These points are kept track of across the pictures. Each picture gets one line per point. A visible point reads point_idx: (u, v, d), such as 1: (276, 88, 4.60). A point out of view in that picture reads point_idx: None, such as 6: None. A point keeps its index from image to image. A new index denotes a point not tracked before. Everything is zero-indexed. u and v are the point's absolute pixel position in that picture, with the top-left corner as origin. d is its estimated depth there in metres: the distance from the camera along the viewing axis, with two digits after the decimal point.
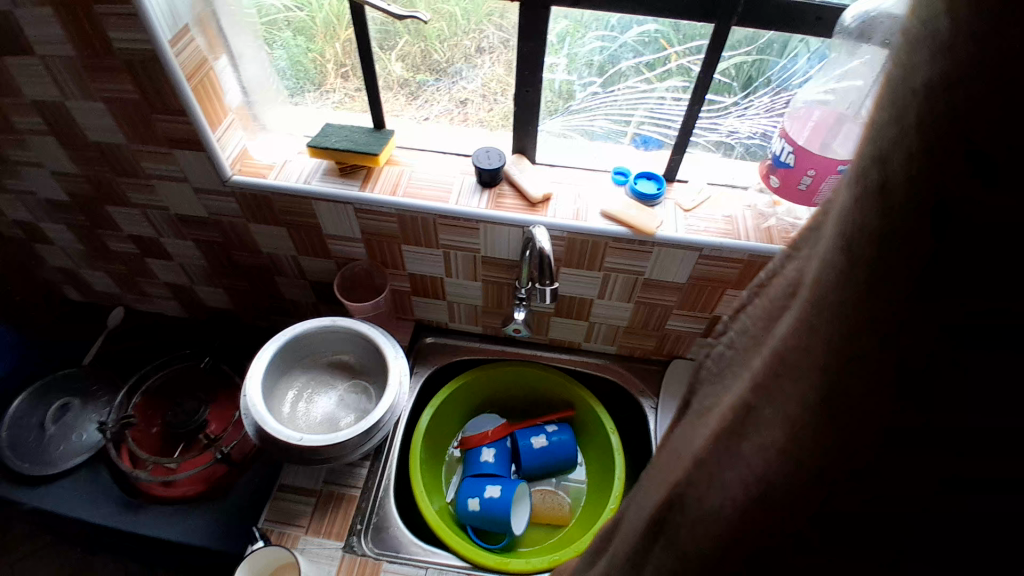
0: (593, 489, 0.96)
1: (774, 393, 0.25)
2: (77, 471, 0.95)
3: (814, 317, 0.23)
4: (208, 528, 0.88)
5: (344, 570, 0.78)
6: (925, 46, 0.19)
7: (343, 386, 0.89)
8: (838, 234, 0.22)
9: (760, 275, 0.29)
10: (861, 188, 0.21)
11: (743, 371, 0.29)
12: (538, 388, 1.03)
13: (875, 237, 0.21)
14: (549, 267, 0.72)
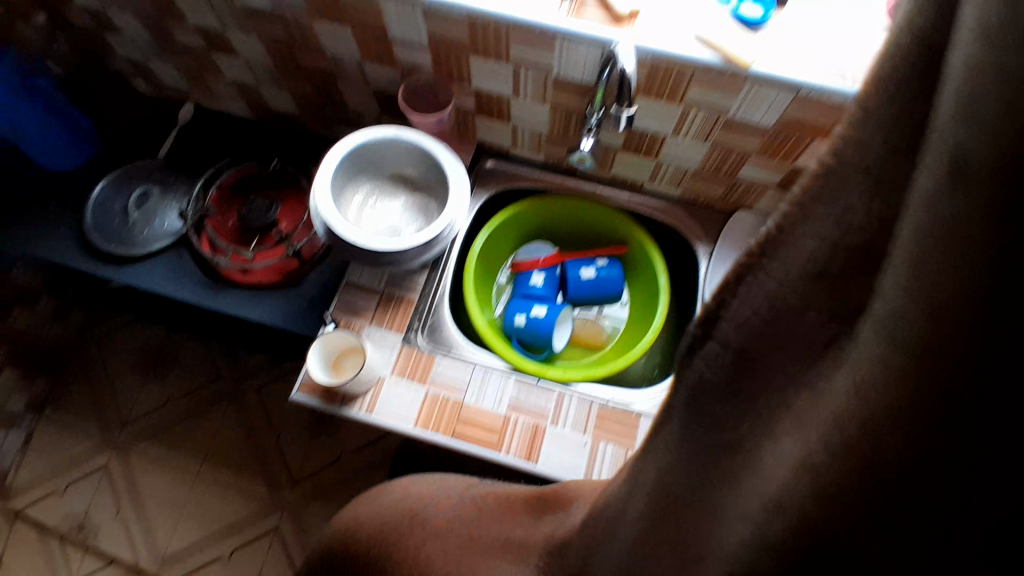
0: (633, 323, 1.01)
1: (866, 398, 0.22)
2: (166, 253, 1.04)
3: (912, 302, 0.21)
4: (283, 312, 1.00)
5: (403, 359, 0.87)
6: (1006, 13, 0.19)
7: (406, 198, 0.91)
8: (928, 209, 0.21)
9: (754, 245, 0.25)
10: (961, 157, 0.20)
11: (784, 365, 0.26)
12: (591, 222, 1.03)
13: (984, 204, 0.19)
14: (628, 90, 0.70)
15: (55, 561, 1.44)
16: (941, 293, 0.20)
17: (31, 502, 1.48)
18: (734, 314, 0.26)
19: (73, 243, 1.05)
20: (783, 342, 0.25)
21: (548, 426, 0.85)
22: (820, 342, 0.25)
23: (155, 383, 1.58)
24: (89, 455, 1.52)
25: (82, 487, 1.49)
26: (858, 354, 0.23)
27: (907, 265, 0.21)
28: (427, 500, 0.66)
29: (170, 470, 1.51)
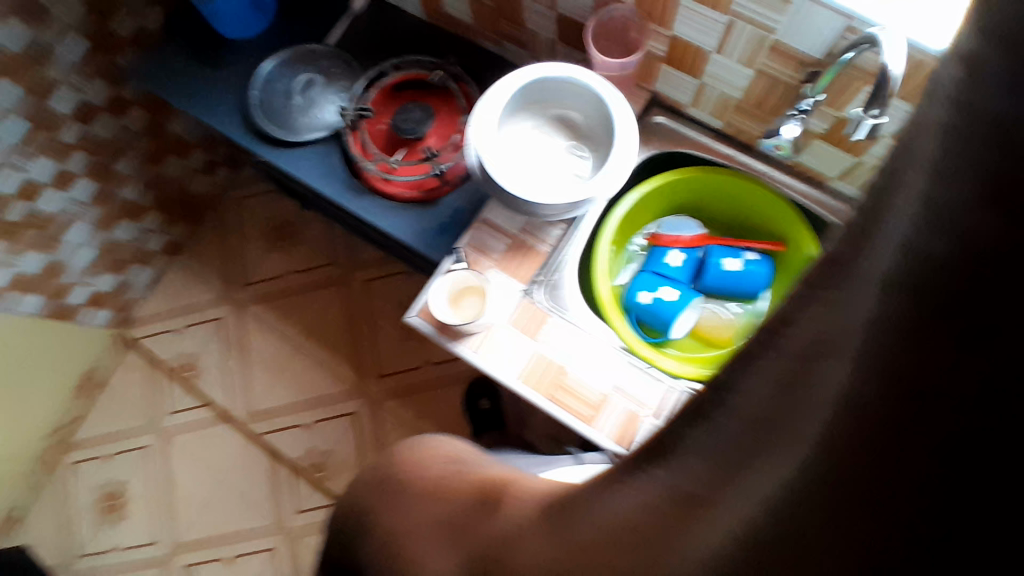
0: None
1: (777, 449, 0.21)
2: (318, 144, 1.06)
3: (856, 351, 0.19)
4: (412, 227, 0.99)
5: (519, 310, 0.85)
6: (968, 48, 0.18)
7: (565, 144, 0.86)
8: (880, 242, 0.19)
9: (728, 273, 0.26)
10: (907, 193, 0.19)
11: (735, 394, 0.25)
12: (750, 210, 0.94)
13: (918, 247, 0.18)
14: (885, 94, 0.58)
15: (168, 390, 1.63)
16: (896, 307, 0.19)
17: (155, 333, 1.66)
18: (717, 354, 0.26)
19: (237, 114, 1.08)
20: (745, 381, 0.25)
21: (647, 417, 0.81)
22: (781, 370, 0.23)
23: (276, 252, 1.67)
24: (208, 304, 1.66)
25: (198, 331, 1.64)
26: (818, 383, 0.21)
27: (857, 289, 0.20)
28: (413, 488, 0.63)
29: (275, 336, 1.63)
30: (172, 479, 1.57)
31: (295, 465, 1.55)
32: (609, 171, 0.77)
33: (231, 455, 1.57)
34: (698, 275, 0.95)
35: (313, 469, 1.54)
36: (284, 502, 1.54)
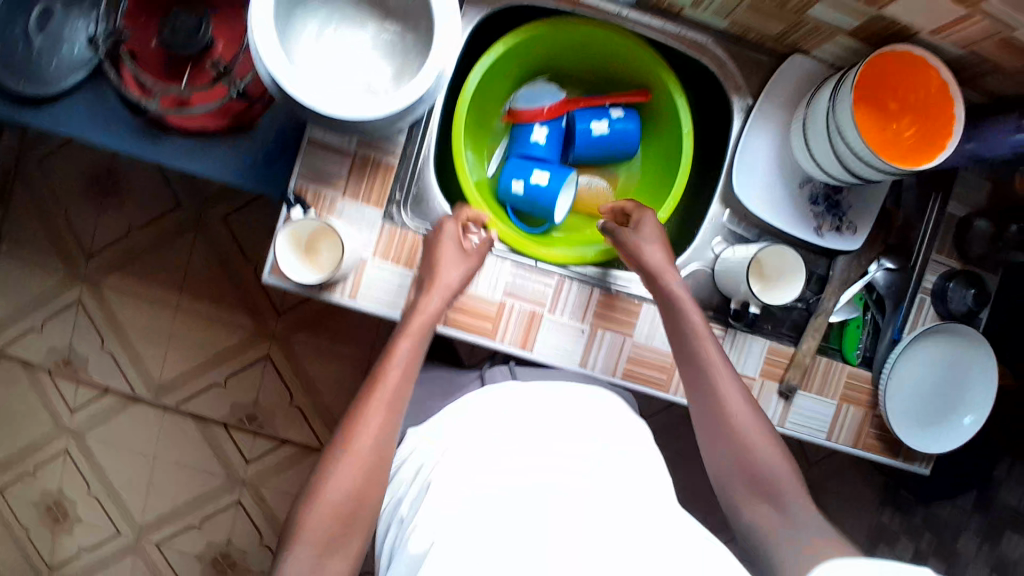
0: (646, 184, 0.91)
1: None
2: (83, 89, 0.85)
3: None
4: (238, 167, 0.84)
5: (385, 239, 0.77)
6: None
7: (376, 27, 0.70)
8: None
9: None
10: None
11: None
12: (611, 56, 0.85)
13: None
14: None
15: (54, 390, 1.47)
16: None
17: (11, 339, 1.45)
18: None
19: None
20: None
21: (545, 314, 0.80)
22: None
23: (111, 212, 1.44)
24: (57, 290, 1.45)
25: (59, 321, 1.45)
26: None
27: None
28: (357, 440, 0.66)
29: (148, 304, 1.46)
30: (102, 471, 1.49)
31: (226, 422, 1.48)
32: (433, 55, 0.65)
33: (154, 434, 1.48)
34: (568, 146, 0.89)
35: (245, 421, 1.48)
36: (229, 459, 1.49)
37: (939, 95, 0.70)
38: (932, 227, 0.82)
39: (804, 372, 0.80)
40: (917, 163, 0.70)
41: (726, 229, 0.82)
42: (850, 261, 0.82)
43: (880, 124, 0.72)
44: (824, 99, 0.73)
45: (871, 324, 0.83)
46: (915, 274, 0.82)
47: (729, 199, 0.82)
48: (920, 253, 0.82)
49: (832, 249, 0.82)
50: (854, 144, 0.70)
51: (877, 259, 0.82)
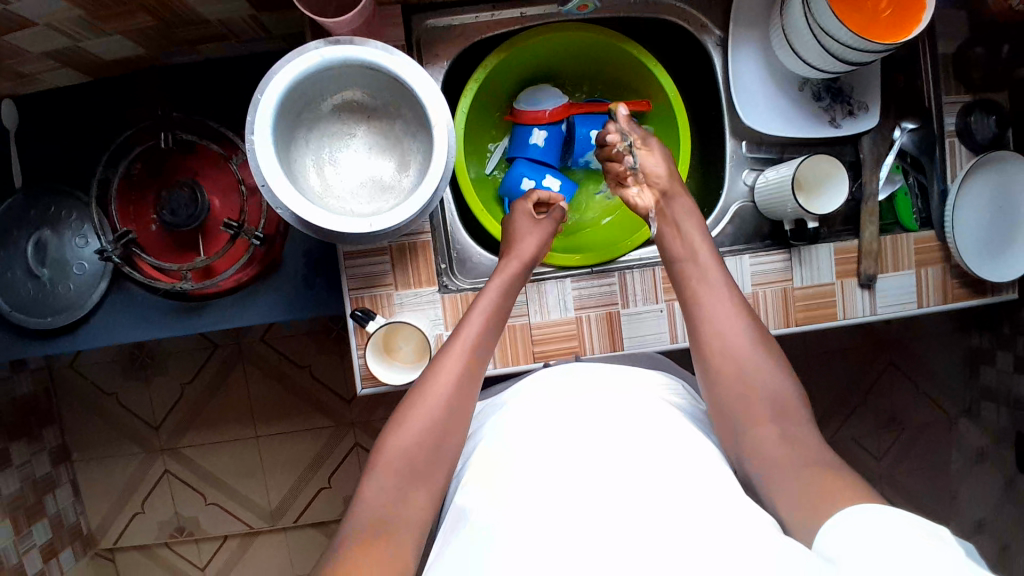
0: None
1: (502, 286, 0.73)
2: (110, 296, 0.88)
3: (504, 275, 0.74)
4: (280, 304, 0.87)
5: (451, 309, 0.79)
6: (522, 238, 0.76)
7: (364, 129, 0.71)
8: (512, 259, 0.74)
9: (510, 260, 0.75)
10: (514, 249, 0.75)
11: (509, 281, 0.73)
12: (580, 47, 0.84)
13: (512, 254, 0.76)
14: None
15: (179, 559, 1.51)
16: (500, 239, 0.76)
17: (121, 533, 1.49)
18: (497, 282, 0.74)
19: (15, 336, 0.88)
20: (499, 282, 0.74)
21: (621, 310, 0.82)
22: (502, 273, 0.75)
23: (158, 379, 1.47)
24: (142, 471, 1.48)
25: (157, 497, 1.48)
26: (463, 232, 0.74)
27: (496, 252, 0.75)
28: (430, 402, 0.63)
29: (228, 446, 1.48)
30: None
31: (344, 518, 1.51)
32: (437, 132, 0.64)
33: (285, 557, 1.51)
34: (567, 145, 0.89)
35: None
36: None
37: None
38: (931, 73, 0.83)
39: (876, 256, 0.81)
40: (904, 35, 0.71)
41: (749, 159, 0.83)
42: (874, 137, 0.82)
43: (857, 3, 0.73)
44: (796, 3, 0.72)
45: (918, 187, 0.85)
46: (935, 119, 0.83)
47: (740, 132, 0.82)
48: (932, 96, 0.83)
49: (852, 133, 0.82)
50: (841, 36, 0.70)
51: (899, 124, 0.83)
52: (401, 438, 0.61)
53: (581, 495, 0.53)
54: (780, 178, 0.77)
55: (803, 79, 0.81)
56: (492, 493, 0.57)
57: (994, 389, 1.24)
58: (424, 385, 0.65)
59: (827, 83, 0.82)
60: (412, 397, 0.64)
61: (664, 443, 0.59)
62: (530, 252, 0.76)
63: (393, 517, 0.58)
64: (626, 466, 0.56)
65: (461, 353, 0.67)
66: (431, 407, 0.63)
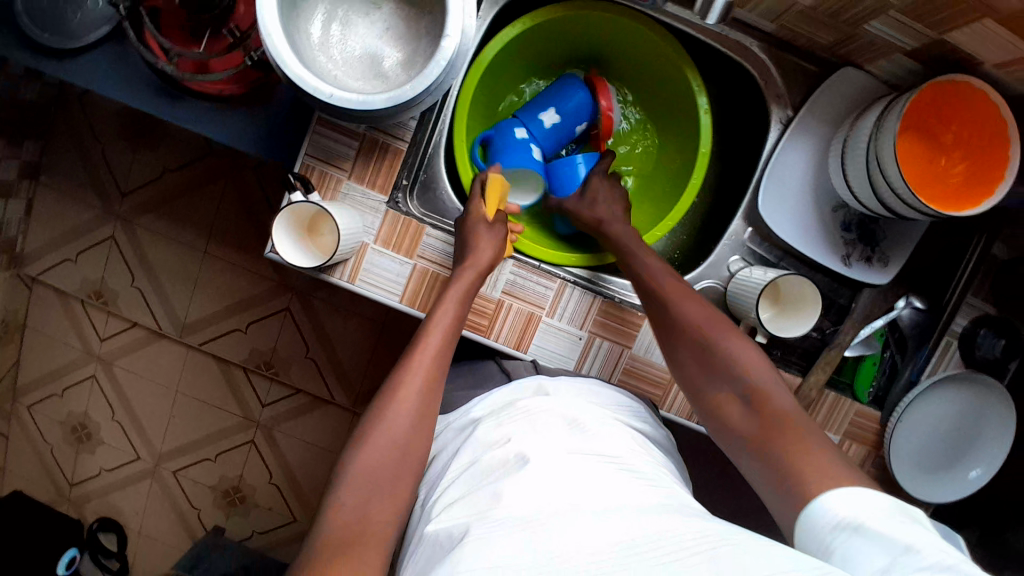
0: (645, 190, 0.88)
1: (470, 285, 0.70)
2: (107, 47, 0.84)
3: (481, 272, 0.71)
4: (249, 134, 0.84)
5: (388, 226, 0.76)
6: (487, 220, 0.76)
7: (387, 9, 0.67)
8: (493, 249, 0.73)
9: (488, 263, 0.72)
10: (496, 241, 0.73)
11: (475, 278, 0.71)
12: (640, 49, 0.80)
13: (497, 253, 0.73)
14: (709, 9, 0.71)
15: (87, 319, 1.54)
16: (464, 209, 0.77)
17: (47, 268, 1.51)
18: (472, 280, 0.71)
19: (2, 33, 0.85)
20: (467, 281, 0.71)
21: (544, 317, 0.78)
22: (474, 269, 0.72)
23: (147, 154, 1.46)
24: (92, 224, 1.48)
25: (94, 254, 1.50)
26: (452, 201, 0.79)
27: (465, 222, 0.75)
28: (391, 441, 0.58)
29: (176, 247, 1.48)
30: (126, 399, 1.57)
31: (244, 366, 1.52)
32: (451, 31, 0.61)
33: (177, 369, 1.54)
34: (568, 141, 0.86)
35: (262, 367, 1.51)
36: (246, 400, 1.54)
37: (998, 136, 0.65)
38: (971, 267, 0.77)
39: (810, 405, 0.76)
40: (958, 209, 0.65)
41: (745, 249, 0.78)
42: (876, 293, 0.77)
43: (928, 156, 0.67)
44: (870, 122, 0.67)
45: (889, 364, 0.79)
46: (946, 315, 0.77)
47: (753, 219, 0.77)
48: (953, 295, 0.77)
49: (857, 279, 0.77)
50: (895, 180, 0.65)
51: (906, 296, 0.78)
52: (368, 452, 0.57)
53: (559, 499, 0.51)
54: (757, 279, 0.72)
55: (842, 201, 0.75)
56: (458, 513, 0.54)
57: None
58: (387, 409, 0.60)
59: (862, 218, 0.76)
60: (378, 409, 0.60)
61: (626, 459, 0.58)
62: (487, 261, 0.72)
63: (349, 534, 0.53)
64: (569, 471, 0.54)
65: (426, 355, 0.64)
66: (395, 418, 0.59)
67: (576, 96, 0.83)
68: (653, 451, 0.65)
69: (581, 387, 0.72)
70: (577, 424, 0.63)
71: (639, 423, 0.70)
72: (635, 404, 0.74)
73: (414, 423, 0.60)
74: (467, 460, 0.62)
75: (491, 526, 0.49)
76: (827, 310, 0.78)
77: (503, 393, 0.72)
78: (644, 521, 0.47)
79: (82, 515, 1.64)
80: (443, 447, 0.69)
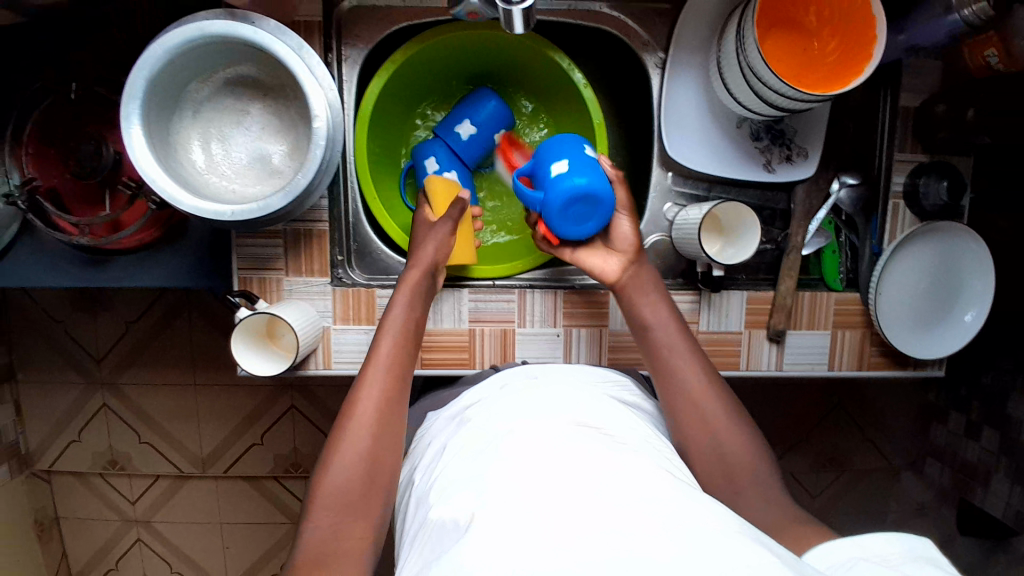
0: None
1: (418, 293, 0.72)
2: (20, 240, 0.86)
3: (425, 276, 0.73)
4: (182, 268, 0.85)
5: (340, 303, 0.77)
6: (444, 224, 0.75)
7: (258, 110, 0.69)
8: (432, 251, 0.74)
9: (432, 266, 0.74)
10: (437, 239, 0.74)
11: (422, 284, 0.73)
12: (505, 48, 0.81)
13: (442, 255, 0.75)
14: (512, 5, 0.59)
15: (112, 488, 1.54)
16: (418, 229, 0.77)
17: (56, 457, 1.51)
18: (421, 283, 0.73)
19: None
20: (421, 289, 0.73)
21: (517, 329, 0.79)
22: (428, 275, 0.74)
23: (104, 316, 1.44)
24: (82, 400, 1.49)
25: (94, 427, 1.50)
26: (420, 238, 0.75)
27: (416, 236, 0.76)
28: (358, 449, 0.59)
29: (167, 391, 1.48)
30: (178, 548, 1.58)
31: (274, 474, 1.52)
32: (317, 104, 0.62)
33: (213, 502, 1.54)
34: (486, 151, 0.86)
35: (291, 469, 1.52)
36: (289, 506, 1.54)
37: (852, 5, 0.66)
38: (888, 127, 0.79)
39: (789, 312, 0.77)
40: (845, 84, 0.66)
41: (674, 193, 0.79)
42: (808, 189, 0.77)
43: (799, 46, 0.69)
44: (730, 41, 0.68)
45: (849, 246, 0.81)
46: (883, 180, 0.79)
47: (667, 163, 0.79)
48: (882, 160, 0.80)
49: (786, 181, 0.78)
50: (773, 84, 0.66)
51: (838, 178, 0.79)
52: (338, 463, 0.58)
53: (552, 486, 0.51)
54: (691, 220, 0.73)
55: (742, 116, 0.77)
56: (457, 498, 0.54)
57: (942, 448, 1.15)
58: (351, 418, 0.61)
59: (768, 123, 0.77)
60: (340, 428, 0.60)
61: (608, 437, 0.58)
62: (432, 258, 0.74)
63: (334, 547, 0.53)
64: (565, 451, 0.55)
65: (378, 370, 0.65)
66: (360, 434, 0.60)
67: (488, 105, 0.82)
68: (641, 419, 0.66)
69: (556, 370, 0.73)
70: (563, 403, 0.63)
71: (626, 396, 0.71)
72: (623, 379, 0.75)
73: (380, 428, 0.60)
74: (459, 441, 0.62)
75: (494, 510, 0.50)
76: (771, 220, 0.80)
77: (482, 386, 0.72)
78: (636, 507, 0.47)
79: None
80: (418, 445, 0.70)
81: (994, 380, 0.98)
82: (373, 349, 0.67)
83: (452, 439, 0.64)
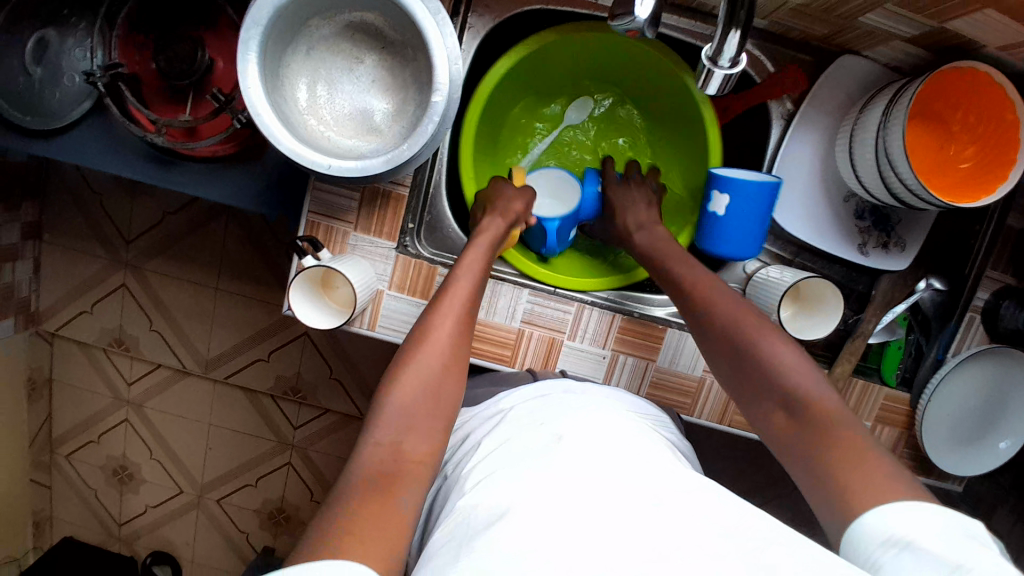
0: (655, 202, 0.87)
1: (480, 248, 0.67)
2: (90, 120, 0.83)
3: (493, 237, 0.69)
4: (247, 190, 0.84)
5: (400, 272, 0.76)
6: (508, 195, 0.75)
7: (372, 61, 0.66)
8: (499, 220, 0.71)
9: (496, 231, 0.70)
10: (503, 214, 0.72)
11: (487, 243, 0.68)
12: (636, 61, 0.78)
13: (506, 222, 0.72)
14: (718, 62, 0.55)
15: (111, 366, 1.56)
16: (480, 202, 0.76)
17: (64, 323, 1.52)
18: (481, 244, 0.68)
19: None
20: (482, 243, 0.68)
21: (565, 341, 0.78)
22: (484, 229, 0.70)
23: (144, 200, 1.44)
24: (103, 275, 1.49)
25: (108, 304, 1.50)
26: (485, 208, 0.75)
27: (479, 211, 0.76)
28: (403, 412, 0.53)
29: (188, 288, 1.48)
30: (160, 438, 1.60)
31: (271, 394, 1.54)
32: (441, 74, 0.59)
33: (205, 404, 1.56)
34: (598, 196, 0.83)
35: (289, 393, 1.53)
36: (278, 426, 1.56)
37: (1005, 122, 0.62)
38: (990, 239, 0.77)
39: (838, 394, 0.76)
40: (973, 199, 0.64)
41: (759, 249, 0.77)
42: (896, 278, 0.77)
43: (936, 144, 0.67)
44: (875, 116, 0.66)
45: (914, 346, 0.80)
46: (968, 290, 0.77)
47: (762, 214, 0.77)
48: (973, 268, 0.77)
49: (875, 267, 0.76)
50: (905, 176, 0.63)
51: (926, 278, 0.78)
52: (387, 412, 0.53)
53: (595, 498, 0.49)
54: (777, 282, 0.71)
55: (852, 191, 0.74)
56: (493, 487, 0.53)
57: None
58: (402, 375, 0.55)
59: (875, 205, 0.75)
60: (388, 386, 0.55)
61: (651, 457, 0.57)
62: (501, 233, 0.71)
63: (394, 466, 0.50)
64: (611, 463, 0.54)
65: (438, 322, 0.59)
66: (410, 390, 0.54)
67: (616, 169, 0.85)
68: (680, 457, 0.65)
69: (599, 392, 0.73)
70: (611, 423, 0.63)
71: (667, 433, 0.70)
72: (662, 416, 0.74)
73: (428, 392, 0.55)
74: (497, 440, 0.62)
75: (537, 507, 0.48)
76: (846, 300, 0.79)
77: (526, 390, 0.71)
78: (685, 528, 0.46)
79: (136, 553, 1.72)
80: (451, 437, 0.69)
81: (995, 498, 0.98)
82: (449, 283, 0.63)
83: (490, 435, 0.63)
